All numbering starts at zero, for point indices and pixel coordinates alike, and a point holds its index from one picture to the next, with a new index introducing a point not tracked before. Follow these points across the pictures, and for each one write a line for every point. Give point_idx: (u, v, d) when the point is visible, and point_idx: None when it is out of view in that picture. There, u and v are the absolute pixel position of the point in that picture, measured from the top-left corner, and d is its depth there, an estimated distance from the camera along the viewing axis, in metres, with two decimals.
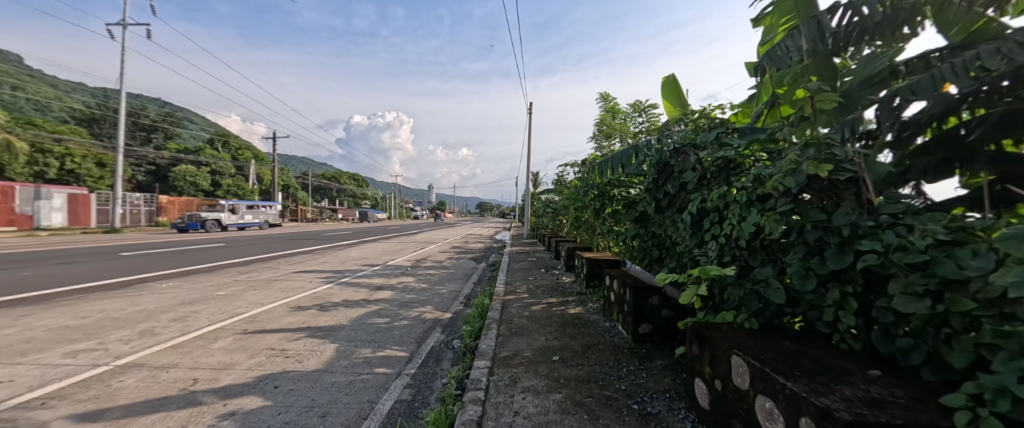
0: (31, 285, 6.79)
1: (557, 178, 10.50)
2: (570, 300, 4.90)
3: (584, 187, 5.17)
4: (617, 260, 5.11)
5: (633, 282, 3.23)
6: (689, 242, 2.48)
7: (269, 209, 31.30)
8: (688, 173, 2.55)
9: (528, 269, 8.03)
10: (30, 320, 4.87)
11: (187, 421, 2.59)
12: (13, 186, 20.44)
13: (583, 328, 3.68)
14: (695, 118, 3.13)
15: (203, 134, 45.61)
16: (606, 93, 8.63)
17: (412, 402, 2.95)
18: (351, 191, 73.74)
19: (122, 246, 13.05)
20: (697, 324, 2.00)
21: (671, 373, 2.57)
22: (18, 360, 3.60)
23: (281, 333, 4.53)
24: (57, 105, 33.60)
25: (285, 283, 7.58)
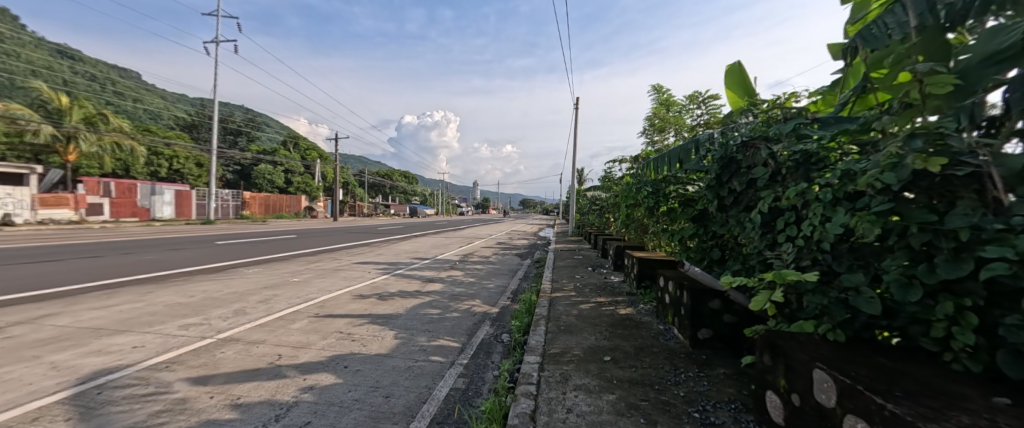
0: (151, 268, 7.89)
1: (605, 176, 10.24)
2: (619, 300, 4.76)
3: (636, 184, 4.97)
4: (671, 260, 4.85)
5: (691, 282, 3.10)
6: (758, 244, 2.31)
7: None
8: (759, 169, 2.38)
9: (573, 266, 7.93)
10: (150, 297, 5.65)
11: (275, 391, 2.88)
12: (135, 184, 24.52)
13: (635, 329, 3.57)
14: (766, 109, 2.85)
15: (277, 136, 49.99)
16: (659, 85, 8.30)
17: (466, 391, 3.04)
18: (403, 188, 77.70)
19: (215, 236, 14.95)
20: (768, 332, 1.86)
21: (734, 382, 2.41)
22: (146, 329, 4.21)
23: (347, 318, 4.87)
24: (166, 113, 38.97)
25: (348, 272, 8.13)
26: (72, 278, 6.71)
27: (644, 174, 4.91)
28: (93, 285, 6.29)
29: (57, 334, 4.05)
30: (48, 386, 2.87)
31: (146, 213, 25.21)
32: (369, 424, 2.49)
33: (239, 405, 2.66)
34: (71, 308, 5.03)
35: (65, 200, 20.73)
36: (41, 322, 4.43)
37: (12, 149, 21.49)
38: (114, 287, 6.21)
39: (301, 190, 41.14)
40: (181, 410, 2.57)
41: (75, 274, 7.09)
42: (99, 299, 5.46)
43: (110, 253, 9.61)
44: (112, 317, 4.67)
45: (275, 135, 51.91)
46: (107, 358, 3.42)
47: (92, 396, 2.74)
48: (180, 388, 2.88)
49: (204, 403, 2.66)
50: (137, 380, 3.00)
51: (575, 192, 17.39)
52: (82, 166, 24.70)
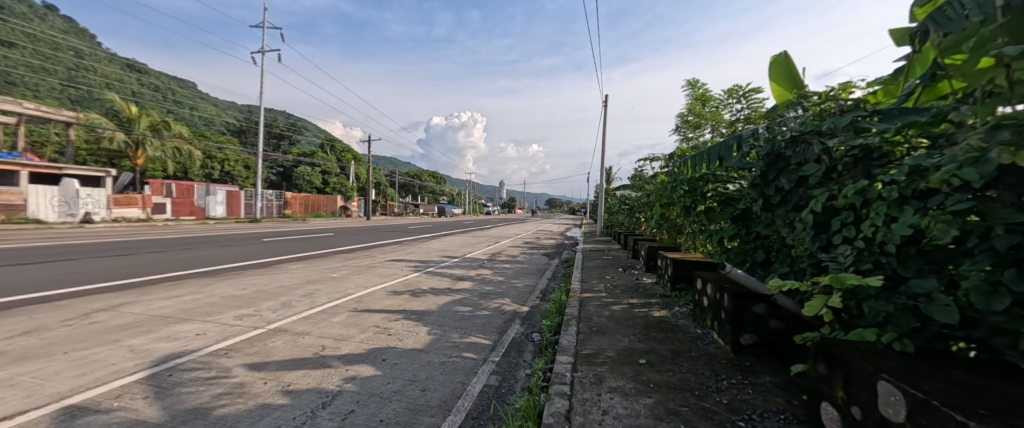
0: (207, 262, 8.51)
1: (637, 174, 9.99)
2: (653, 302, 4.64)
3: (671, 183, 4.80)
4: (710, 262, 4.65)
5: (733, 285, 2.97)
6: (810, 246, 2.17)
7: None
8: (811, 166, 2.24)
9: (603, 267, 7.82)
10: (209, 288, 6.10)
11: (321, 381, 3.10)
12: (193, 186, 26.57)
13: (671, 332, 3.45)
14: (817, 102, 2.60)
15: (316, 139, 52.39)
16: (695, 79, 8.01)
17: (500, 388, 3.06)
18: (433, 188, 79.39)
19: (262, 233, 15.91)
20: (824, 340, 1.75)
21: (783, 391, 2.27)
22: (206, 318, 4.59)
23: (383, 313, 5.05)
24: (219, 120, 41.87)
25: (382, 269, 8.42)
26: (141, 271, 7.34)
27: (680, 172, 4.76)
28: (159, 277, 6.85)
29: (132, 321, 4.46)
30: (128, 367, 3.26)
31: (202, 213, 26.98)
32: (408, 415, 2.60)
33: (289, 392, 2.92)
34: (143, 297, 5.49)
35: (135, 200, 22.62)
36: (119, 309, 4.87)
37: (90, 153, 25.37)
38: (177, 279, 6.76)
39: (336, 191, 42.83)
40: (239, 394, 2.87)
41: (144, 266, 7.76)
42: (166, 290, 5.95)
43: (173, 248, 10.46)
44: (177, 306, 5.10)
45: (314, 138, 54.44)
46: (175, 344, 3.78)
47: (165, 375, 3.12)
48: (237, 373, 3.20)
49: (258, 388, 2.95)
50: (200, 364, 3.36)
51: (605, 191, 17.13)
52: (146, 166, 26.98)
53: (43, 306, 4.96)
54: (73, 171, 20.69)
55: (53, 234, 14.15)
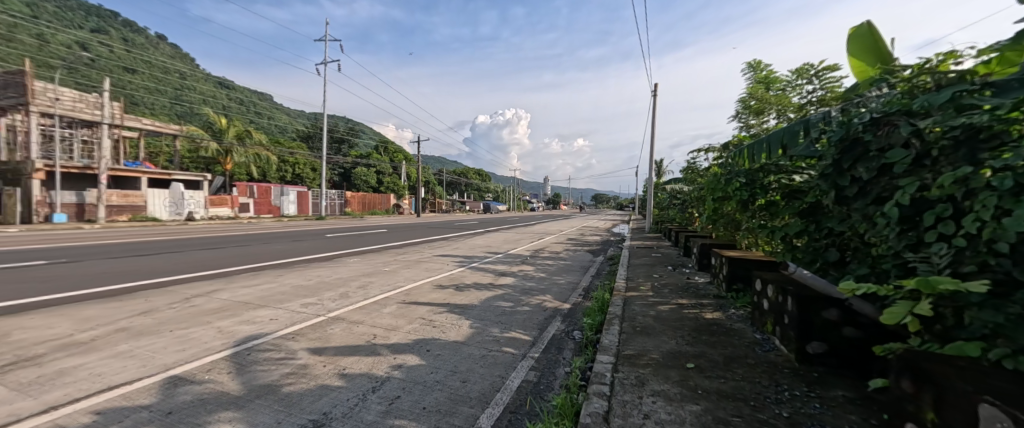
0: (280, 255, 9.28)
1: (689, 167, 9.47)
2: (705, 303, 4.38)
3: (725, 175, 4.50)
4: (771, 262, 4.30)
5: (798, 288, 2.73)
6: (896, 243, 1.93)
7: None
8: (897, 151, 1.99)
9: (651, 265, 7.52)
10: (281, 278, 6.64)
11: (371, 367, 3.26)
12: (271, 187, 29.36)
13: (724, 337, 3.24)
14: (909, 78, 2.33)
15: (371, 141, 55.33)
16: (756, 61, 7.44)
17: (538, 384, 3.04)
18: (477, 186, 80.85)
19: (327, 229, 17.14)
20: (910, 352, 1.56)
21: (858, 408, 2.04)
22: (278, 305, 5.01)
23: (429, 306, 5.19)
24: (290, 127, 45.78)
25: (429, 264, 8.68)
26: (227, 262, 8.16)
27: (734, 163, 4.46)
28: (242, 268, 7.58)
29: (220, 305, 4.97)
30: (216, 345, 3.64)
31: (277, 210, 30.04)
32: (449, 405, 2.66)
33: (344, 375, 3.10)
34: (229, 285, 6.11)
35: (226, 201, 25.82)
36: (211, 295, 5.43)
37: (195, 160, 29.82)
38: (255, 270, 7.44)
39: (388, 189, 44.77)
40: (302, 375, 3.10)
41: (229, 258, 8.63)
42: (246, 279, 6.57)
43: (253, 243, 11.55)
44: (256, 293, 5.61)
45: (368, 140, 57.46)
46: (251, 328, 4.15)
47: (244, 355, 3.45)
48: (301, 355, 3.46)
49: (318, 370, 3.17)
50: (273, 345, 3.67)
51: (654, 185, 16.51)
52: (233, 170, 30.24)
53: (153, 290, 5.66)
54: (182, 176, 23.84)
55: (160, 229, 16.20)
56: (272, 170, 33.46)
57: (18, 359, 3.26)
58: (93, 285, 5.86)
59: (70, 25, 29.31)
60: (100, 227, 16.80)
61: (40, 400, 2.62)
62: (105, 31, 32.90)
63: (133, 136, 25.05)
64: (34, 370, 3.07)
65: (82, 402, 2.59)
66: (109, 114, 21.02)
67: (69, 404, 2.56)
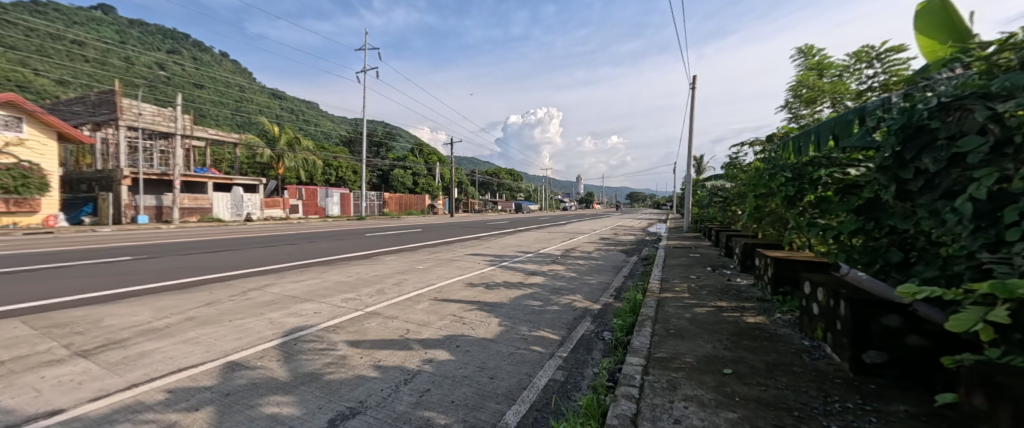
0: (325, 253, 9.74)
1: (731, 162, 8.99)
2: (747, 306, 4.16)
3: (770, 169, 4.27)
4: (823, 262, 4.02)
5: (852, 291, 2.53)
6: (971, 243, 1.74)
7: (81, 232, 15.65)
8: (972, 139, 1.79)
9: (688, 265, 7.24)
10: (324, 275, 6.96)
11: (403, 360, 3.35)
12: (317, 189, 30.86)
13: (767, 342, 3.06)
14: (987, 54, 2.09)
15: (407, 144, 56.96)
16: (807, 46, 6.95)
17: (565, 383, 3.00)
18: (509, 186, 81.24)
19: (367, 229, 17.88)
20: (985, 364, 1.40)
21: (922, 424, 1.85)
22: (322, 299, 5.26)
23: (459, 303, 5.26)
24: (333, 132, 48.08)
25: (461, 263, 8.81)
26: (278, 259, 8.69)
27: (779, 157, 4.21)
28: (291, 264, 8.03)
29: (271, 298, 5.29)
30: (268, 335, 3.88)
31: (323, 211, 31.44)
32: (476, 400, 2.68)
33: (379, 367, 3.21)
34: (280, 280, 6.49)
35: (279, 202, 27.63)
36: (264, 289, 5.80)
37: (252, 165, 32.26)
38: (301, 266, 7.87)
39: (424, 190, 47.01)
40: (342, 364, 3.24)
41: (280, 255, 9.19)
42: (294, 274, 6.95)
43: (301, 241, 12.21)
44: (303, 287, 5.93)
45: (404, 142, 59.18)
46: (297, 320, 4.39)
47: (292, 344, 3.65)
48: (341, 347, 3.61)
49: (356, 361, 3.29)
50: (317, 336, 3.86)
51: (692, 182, 15.91)
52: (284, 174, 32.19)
53: (216, 284, 6.11)
54: (241, 180, 25.46)
55: (223, 229, 17.56)
56: (317, 173, 35.19)
57: (108, 341, 3.62)
58: (166, 278, 6.42)
59: (151, 47, 32.13)
60: (174, 226, 18.42)
61: (124, 378, 2.90)
62: (178, 49, 36.07)
63: (203, 146, 27.25)
64: (120, 351, 3.40)
65: (156, 381, 2.85)
66: (181, 126, 23.14)
67: (146, 383, 2.82)
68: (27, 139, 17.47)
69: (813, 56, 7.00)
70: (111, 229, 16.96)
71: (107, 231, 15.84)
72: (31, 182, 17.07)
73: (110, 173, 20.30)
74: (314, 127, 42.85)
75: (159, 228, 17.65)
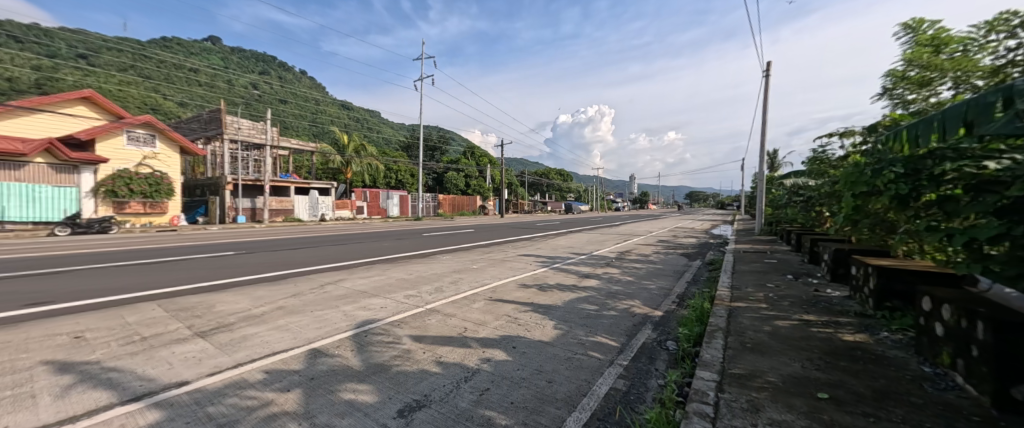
0: (387, 252, 10.35)
1: (817, 157, 8.06)
2: (843, 322, 3.71)
3: (873, 164, 3.83)
4: (948, 274, 3.46)
5: (994, 311, 2.16)
6: None
7: (195, 231, 18.06)
8: None
9: (762, 272, 6.65)
10: (388, 272, 7.38)
11: (463, 357, 3.45)
12: (380, 191, 32.85)
13: (873, 365, 2.70)
14: None
15: (460, 147, 58.77)
16: (915, 20, 6.07)
17: (628, 394, 2.89)
18: (559, 186, 80.51)
19: (424, 229, 18.78)
20: None
21: None
22: (387, 295, 5.58)
23: (513, 304, 5.31)
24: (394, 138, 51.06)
25: (514, 263, 8.88)
26: (347, 256, 9.41)
27: (886, 151, 3.72)
28: (359, 262, 8.65)
29: (344, 292, 5.73)
30: (342, 326, 4.20)
31: (384, 212, 33.42)
32: (536, 403, 2.68)
33: (440, 362, 3.33)
34: (350, 275, 7.01)
35: (347, 204, 29.81)
36: (338, 283, 6.29)
37: (325, 170, 35.24)
38: (367, 263, 8.44)
39: (475, 191, 48.31)
40: (407, 358, 3.41)
41: (349, 253, 9.94)
42: (362, 271, 7.47)
43: (366, 240, 13.11)
44: (370, 284, 6.34)
45: (457, 146, 61.19)
46: (367, 313, 4.70)
47: (363, 336, 3.92)
48: (406, 341, 3.80)
49: (419, 356, 3.45)
50: (384, 330, 4.11)
51: (764, 180, 14.61)
52: (351, 179, 34.77)
53: (298, 277, 6.76)
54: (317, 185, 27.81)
55: (300, 229, 19.39)
56: (379, 176, 37.53)
57: (219, 325, 4.15)
58: (257, 272, 7.23)
59: (246, 70, 36.35)
60: (264, 226, 20.63)
61: (231, 357, 3.31)
62: (266, 69, 40.60)
63: (286, 155, 30.31)
64: (227, 334, 3.88)
65: (255, 362, 3.21)
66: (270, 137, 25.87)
67: (248, 363, 3.19)
68: (159, 153, 20.83)
69: (926, 31, 6.06)
70: (212, 228, 19.45)
71: (210, 231, 18.20)
72: (161, 188, 19.95)
73: (217, 181, 23.26)
74: (378, 134, 45.79)
75: (249, 228, 19.89)
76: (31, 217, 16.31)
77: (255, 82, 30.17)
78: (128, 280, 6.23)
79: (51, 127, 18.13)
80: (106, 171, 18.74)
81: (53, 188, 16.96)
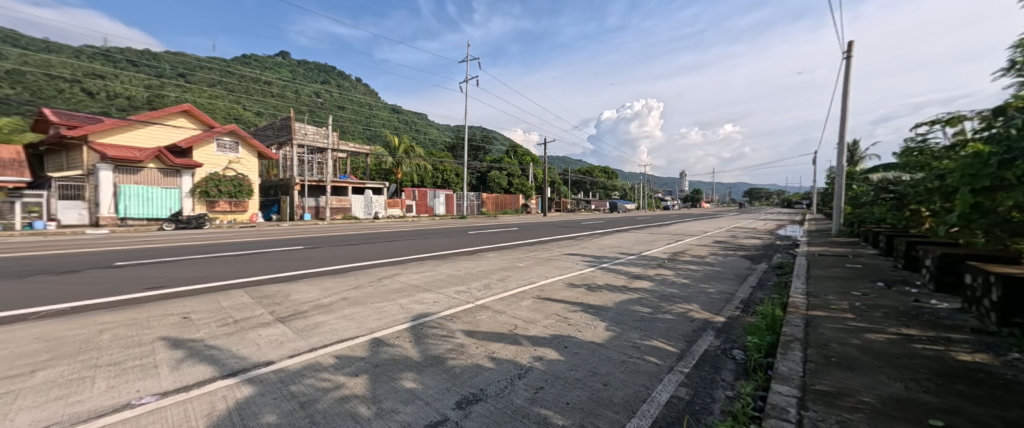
0: (436, 249, 10.70)
1: (916, 148, 7.06)
2: (955, 340, 3.22)
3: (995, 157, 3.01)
4: None
5: None
6: None
7: (270, 228, 19.93)
8: None
9: (843, 279, 5.98)
10: (438, 268, 7.63)
11: (515, 354, 3.47)
12: (428, 191, 34.08)
13: (999, 391, 2.33)
14: None
15: (504, 146, 59.30)
16: None
17: (692, 404, 2.75)
18: (604, 184, 78.57)
19: (469, 227, 19.21)
20: None
21: None
22: (439, 290, 5.78)
23: (562, 303, 5.26)
24: (441, 139, 52.67)
25: (560, 262, 8.79)
26: (399, 252, 9.87)
27: (1018, 138, 2.82)
28: (411, 258, 9.03)
29: (399, 286, 6.02)
30: (400, 318, 4.42)
31: (431, 210, 34.60)
32: (592, 405, 2.64)
33: (493, 358, 3.39)
34: (404, 270, 7.35)
35: (398, 203, 31.27)
36: (393, 278, 6.62)
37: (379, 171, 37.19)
38: (419, 259, 8.80)
39: (518, 190, 48.55)
40: (462, 352, 3.51)
41: (401, 249, 10.44)
42: (415, 267, 7.79)
43: (416, 237, 13.66)
44: (422, 279, 6.60)
45: (501, 146, 61.90)
46: (422, 307, 4.89)
47: (420, 328, 4.09)
48: (459, 335, 3.91)
49: (473, 350, 3.54)
50: (439, 323, 4.26)
51: (842, 175, 13.18)
52: (402, 180, 36.40)
53: (358, 271, 7.20)
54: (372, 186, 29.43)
55: (357, 226, 20.61)
56: (428, 176, 38.86)
57: (294, 311, 4.55)
58: (321, 265, 7.81)
59: (310, 80, 39.32)
60: (327, 224, 22.27)
61: (306, 342, 3.61)
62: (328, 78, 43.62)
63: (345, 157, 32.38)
64: (302, 320, 4.24)
65: (327, 348, 3.48)
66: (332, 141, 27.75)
67: (322, 348, 3.46)
68: (241, 158, 23.21)
69: None
70: (283, 225, 21.34)
71: (282, 227, 20.00)
72: (243, 188, 22.08)
73: (288, 182, 25.50)
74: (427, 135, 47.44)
75: (314, 225, 21.57)
76: (147, 214, 19.06)
77: (318, 91, 32.50)
78: (217, 270, 7.01)
79: (158, 137, 20.73)
80: (201, 175, 21.22)
81: (162, 189, 19.55)
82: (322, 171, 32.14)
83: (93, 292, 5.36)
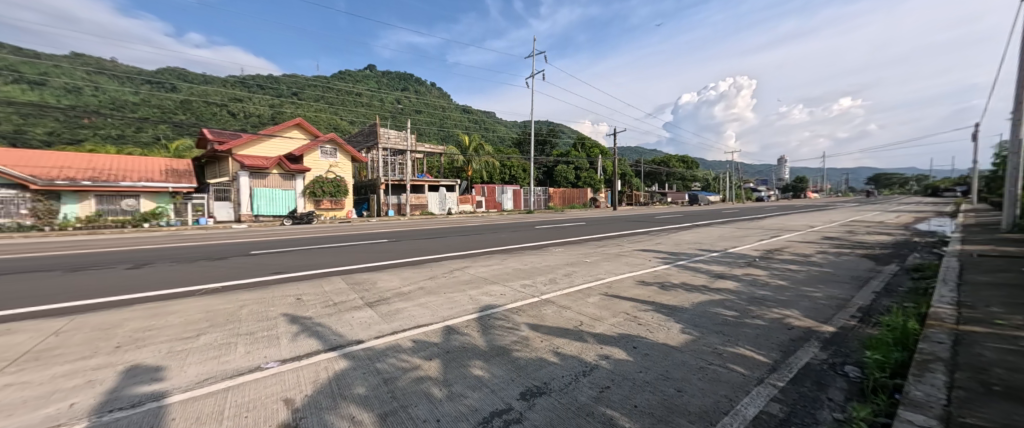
0: (504, 243, 10.82)
1: None
2: None
3: None
4: None
5: None
6: None
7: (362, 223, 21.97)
8: None
9: (1011, 287, 4.77)
10: (505, 262, 7.68)
11: (578, 351, 3.32)
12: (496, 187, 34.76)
13: None
14: None
15: (571, 139, 58.00)
16: None
17: (787, 422, 2.37)
18: (681, 175, 73.31)
19: (536, 221, 19.15)
20: None
21: None
22: (507, 283, 5.79)
23: (632, 302, 4.96)
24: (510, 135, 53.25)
25: (631, 259, 8.34)
26: (469, 246, 10.14)
27: None
28: (480, 251, 9.23)
29: (468, 278, 6.17)
30: (467, 308, 4.49)
31: (499, 206, 35.19)
32: (664, 412, 2.40)
33: (558, 353, 3.28)
34: (473, 263, 7.52)
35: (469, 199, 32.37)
36: (464, 270, 6.81)
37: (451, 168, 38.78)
38: (487, 253, 8.96)
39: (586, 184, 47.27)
40: (526, 345, 3.45)
41: (471, 243, 10.72)
42: (484, 260, 7.94)
43: (485, 232, 13.97)
44: (490, 272, 6.69)
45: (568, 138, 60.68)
46: (488, 299, 4.94)
47: (487, 319, 4.12)
48: (524, 328, 3.86)
49: (537, 344, 3.46)
50: (505, 315, 4.25)
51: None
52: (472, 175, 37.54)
53: (431, 263, 7.52)
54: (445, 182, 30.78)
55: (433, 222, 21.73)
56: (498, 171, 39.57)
57: (378, 298, 4.87)
58: (400, 257, 8.32)
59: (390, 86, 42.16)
60: (409, 220, 23.85)
61: (389, 325, 3.83)
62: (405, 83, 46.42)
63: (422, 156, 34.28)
64: (384, 306, 4.52)
65: (406, 332, 3.65)
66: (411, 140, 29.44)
67: (399, 333, 3.63)
68: (339, 163, 25.59)
69: None
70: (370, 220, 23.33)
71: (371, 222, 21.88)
72: (341, 188, 24.42)
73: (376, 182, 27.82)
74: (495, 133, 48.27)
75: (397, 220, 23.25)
76: (272, 211, 22.17)
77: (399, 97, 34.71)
78: (314, 259, 7.82)
79: (279, 148, 23.96)
80: (309, 178, 23.93)
81: (284, 191, 22.65)
82: (401, 169, 34.42)
83: (223, 275, 6.29)
